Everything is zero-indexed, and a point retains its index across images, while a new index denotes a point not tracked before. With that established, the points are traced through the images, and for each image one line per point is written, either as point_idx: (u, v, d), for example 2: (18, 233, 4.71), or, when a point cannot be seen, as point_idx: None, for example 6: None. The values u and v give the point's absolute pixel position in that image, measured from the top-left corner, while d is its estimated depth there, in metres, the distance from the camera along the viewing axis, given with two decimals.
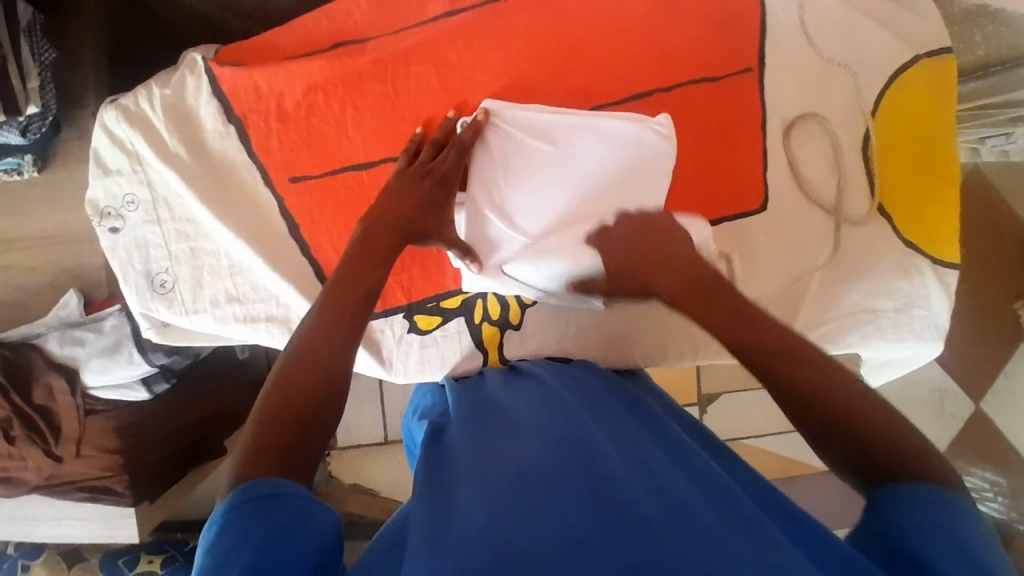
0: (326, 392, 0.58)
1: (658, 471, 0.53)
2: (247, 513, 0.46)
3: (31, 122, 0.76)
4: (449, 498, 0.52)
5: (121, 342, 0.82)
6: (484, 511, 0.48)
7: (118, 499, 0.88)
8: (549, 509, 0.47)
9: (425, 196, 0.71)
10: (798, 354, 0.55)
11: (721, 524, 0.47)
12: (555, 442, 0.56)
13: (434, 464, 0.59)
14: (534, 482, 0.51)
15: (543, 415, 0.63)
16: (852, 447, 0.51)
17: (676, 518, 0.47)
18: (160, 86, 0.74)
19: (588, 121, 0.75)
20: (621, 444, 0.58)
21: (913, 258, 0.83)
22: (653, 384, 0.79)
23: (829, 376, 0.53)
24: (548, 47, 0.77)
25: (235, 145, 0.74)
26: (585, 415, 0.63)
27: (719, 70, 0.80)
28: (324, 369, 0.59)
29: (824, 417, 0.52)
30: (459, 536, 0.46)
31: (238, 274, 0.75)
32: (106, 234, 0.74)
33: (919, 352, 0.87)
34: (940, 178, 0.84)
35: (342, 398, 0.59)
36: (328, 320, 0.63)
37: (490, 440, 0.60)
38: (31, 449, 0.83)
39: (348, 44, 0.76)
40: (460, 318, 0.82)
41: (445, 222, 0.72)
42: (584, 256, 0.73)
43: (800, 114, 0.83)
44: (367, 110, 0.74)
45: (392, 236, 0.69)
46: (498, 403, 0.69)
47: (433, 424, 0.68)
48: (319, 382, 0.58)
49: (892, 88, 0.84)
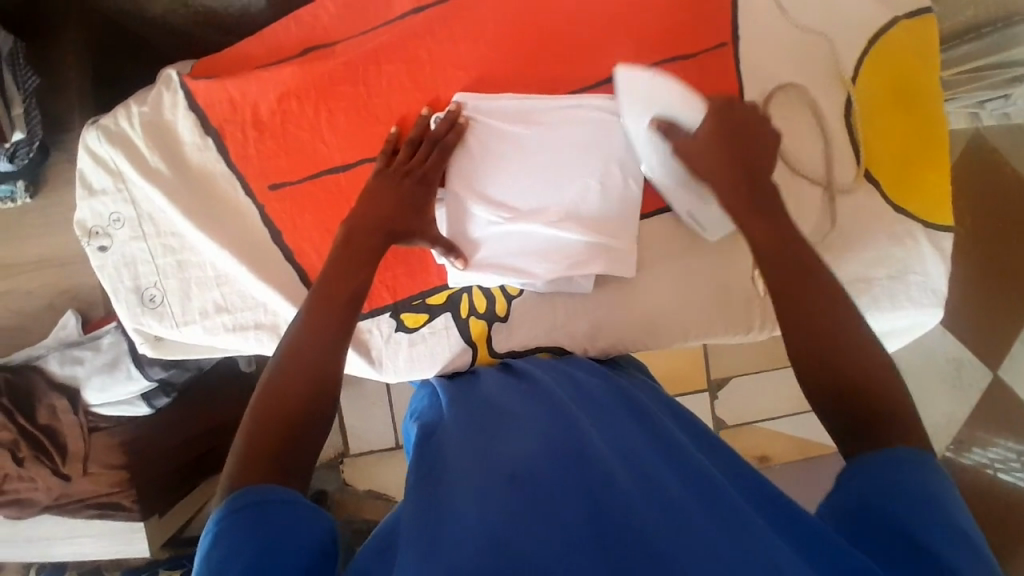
0: (313, 397, 0.58)
1: (649, 467, 0.53)
2: (241, 519, 0.47)
3: (19, 148, 0.78)
4: (443, 496, 0.52)
5: (119, 359, 0.84)
6: (480, 512, 0.48)
7: (128, 514, 0.90)
8: (544, 511, 0.48)
9: (417, 193, 0.72)
10: (817, 329, 0.59)
11: (709, 518, 0.48)
12: (548, 440, 0.57)
13: (426, 461, 0.59)
14: (529, 481, 0.51)
15: (535, 414, 0.63)
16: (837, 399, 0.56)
17: (664, 513, 0.48)
18: (138, 104, 0.75)
19: (556, 105, 0.75)
20: (613, 441, 0.57)
21: (904, 224, 0.82)
22: (642, 371, 0.79)
23: (841, 351, 0.57)
24: (516, 38, 0.77)
25: (213, 156, 0.75)
26: (577, 411, 0.63)
27: (690, 47, 0.79)
28: (314, 374, 0.60)
29: (823, 369, 0.58)
30: (454, 538, 0.46)
31: (224, 284, 0.77)
32: (95, 253, 0.76)
33: (920, 320, 0.85)
34: (926, 141, 0.82)
35: (331, 402, 0.60)
36: (318, 325, 0.63)
37: (483, 439, 0.60)
38: (39, 468, 0.85)
39: (317, 49, 0.76)
40: (447, 314, 0.82)
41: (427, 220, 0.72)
42: (694, 102, 0.70)
43: (779, 85, 0.81)
44: (340, 113, 0.75)
45: (375, 236, 0.69)
46: (490, 402, 0.69)
47: (425, 425, 0.68)
48: (314, 387, 0.59)
49: (870, 53, 0.82)
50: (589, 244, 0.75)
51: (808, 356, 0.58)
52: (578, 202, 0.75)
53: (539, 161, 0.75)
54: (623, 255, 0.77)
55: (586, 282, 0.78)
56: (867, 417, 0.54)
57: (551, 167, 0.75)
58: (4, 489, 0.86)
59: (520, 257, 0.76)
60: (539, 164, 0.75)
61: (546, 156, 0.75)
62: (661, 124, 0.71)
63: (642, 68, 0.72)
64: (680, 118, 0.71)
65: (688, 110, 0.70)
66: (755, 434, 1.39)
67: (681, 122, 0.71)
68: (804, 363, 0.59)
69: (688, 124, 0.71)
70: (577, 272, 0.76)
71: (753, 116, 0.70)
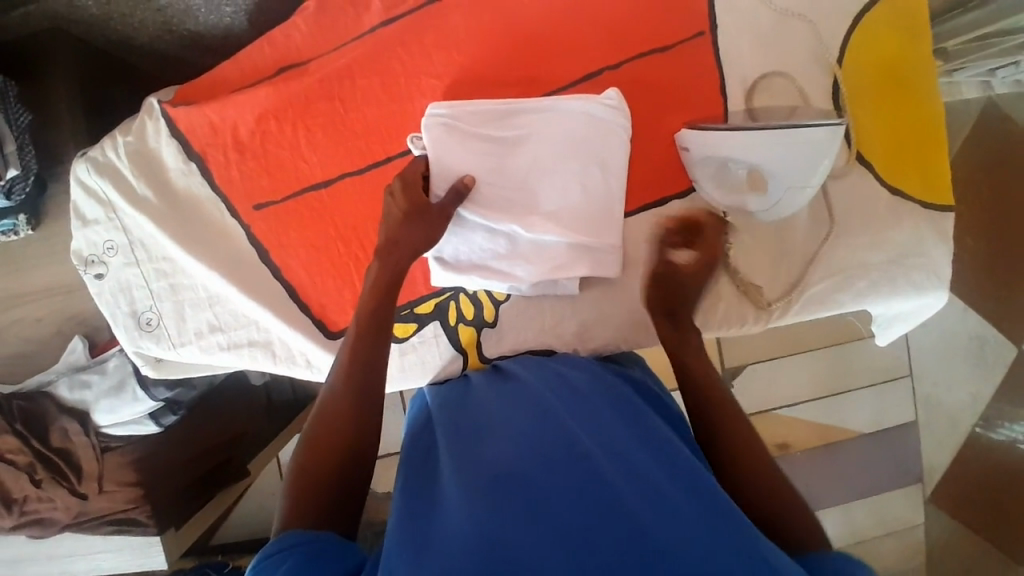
0: (344, 439, 0.60)
1: (634, 458, 0.54)
2: (273, 560, 0.50)
3: (15, 184, 0.82)
4: (430, 508, 0.53)
5: (125, 381, 0.88)
6: (468, 515, 0.49)
7: (144, 529, 0.92)
8: (532, 513, 0.48)
9: (405, 210, 0.69)
10: (721, 406, 0.64)
11: (700, 514, 0.48)
12: (534, 434, 0.57)
13: (415, 474, 0.59)
14: (516, 479, 0.52)
15: (521, 409, 0.63)
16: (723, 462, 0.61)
17: (657, 511, 0.48)
18: (122, 134, 0.77)
19: (526, 108, 0.74)
20: (598, 429, 0.58)
21: (901, 206, 0.79)
22: (639, 366, 0.78)
23: (737, 417, 0.64)
24: (487, 43, 0.76)
25: (198, 180, 0.77)
26: (563, 405, 0.63)
27: (665, 40, 0.78)
28: (354, 416, 0.62)
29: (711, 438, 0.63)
30: (445, 543, 0.47)
31: (217, 304, 0.78)
32: (92, 280, 0.78)
33: (924, 303, 0.83)
34: (918, 120, 0.80)
35: (361, 438, 0.61)
36: (359, 351, 0.65)
37: (470, 439, 0.60)
38: (58, 489, 0.89)
39: (292, 68, 0.77)
40: (435, 322, 0.81)
41: (423, 224, 0.69)
42: (764, 205, 0.74)
43: (761, 74, 0.79)
44: (319, 130, 0.76)
45: (386, 265, 0.69)
46: (478, 402, 0.69)
47: (413, 430, 0.68)
48: (354, 421, 0.61)
49: (858, 30, 0.79)
50: (574, 247, 0.75)
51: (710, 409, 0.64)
52: (575, 213, 0.75)
53: (533, 176, 0.74)
54: (607, 253, 0.76)
55: (571, 284, 0.78)
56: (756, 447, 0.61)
57: (554, 181, 0.74)
58: (26, 510, 0.90)
59: (504, 260, 0.75)
60: (533, 177, 0.74)
61: (550, 170, 0.74)
62: (755, 179, 0.73)
63: (793, 137, 0.68)
64: (758, 198, 0.74)
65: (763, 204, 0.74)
66: (771, 421, 1.38)
67: (757, 200, 0.74)
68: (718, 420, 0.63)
69: (756, 206, 0.74)
70: (560, 275, 0.75)
71: (802, 133, 0.68)
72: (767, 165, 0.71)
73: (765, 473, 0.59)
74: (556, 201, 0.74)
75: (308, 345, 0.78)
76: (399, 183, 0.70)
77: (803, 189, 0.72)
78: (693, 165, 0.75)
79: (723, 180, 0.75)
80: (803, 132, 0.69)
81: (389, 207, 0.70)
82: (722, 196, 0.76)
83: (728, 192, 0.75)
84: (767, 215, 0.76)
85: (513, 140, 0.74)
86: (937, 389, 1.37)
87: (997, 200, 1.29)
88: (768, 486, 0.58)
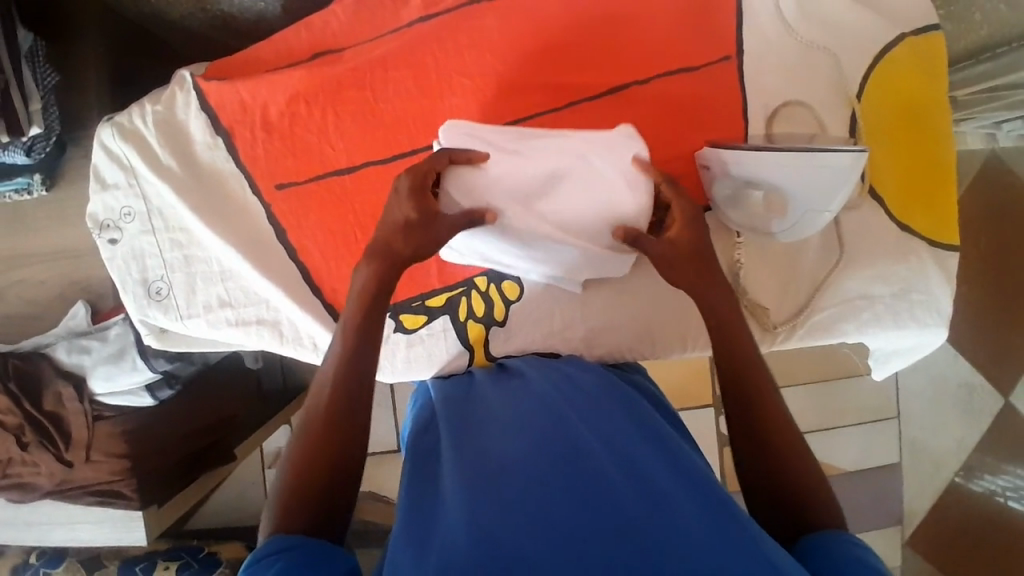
0: (327, 447, 0.60)
1: (641, 459, 0.54)
2: (261, 565, 0.50)
3: (35, 142, 0.83)
4: (431, 503, 0.53)
5: (124, 350, 0.87)
6: (472, 511, 0.49)
7: (127, 503, 0.90)
8: (533, 513, 0.48)
9: (409, 217, 0.65)
10: (760, 398, 0.65)
11: (702, 515, 0.49)
12: (540, 433, 0.57)
13: (421, 467, 0.59)
14: (521, 478, 0.52)
15: (527, 408, 0.63)
16: (760, 451, 0.63)
17: (657, 512, 0.48)
18: (152, 103, 0.78)
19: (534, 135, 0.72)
20: (604, 429, 0.58)
21: (909, 242, 0.81)
22: (643, 376, 0.79)
23: (776, 407, 0.65)
24: (520, 47, 0.78)
25: (222, 155, 0.77)
26: (567, 405, 0.63)
27: (693, 61, 0.80)
28: (334, 423, 0.61)
29: (752, 426, 0.64)
30: (448, 537, 0.47)
31: (229, 280, 0.78)
32: (106, 245, 0.78)
33: (925, 339, 0.84)
34: (929, 160, 0.82)
35: (343, 444, 0.60)
36: (350, 342, 0.64)
37: (476, 435, 0.60)
38: (43, 454, 0.88)
39: (326, 54, 0.78)
40: (445, 317, 0.82)
41: (423, 238, 0.65)
42: (785, 226, 0.75)
43: (783, 102, 0.81)
44: (347, 117, 0.77)
45: (379, 275, 0.66)
46: (486, 398, 0.69)
47: (424, 417, 0.69)
48: (339, 420, 0.61)
49: (878, 68, 0.82)
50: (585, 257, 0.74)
51: (750, 397, 0.65)
52: (587, 229, 0.71)
53: (547, 192, 0.70)
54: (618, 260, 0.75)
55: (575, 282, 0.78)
56: (790, 441, 0.63)
57: (569, 197, 0.70)
58: (8, 472, 0.90)
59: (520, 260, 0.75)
60: (545, 193, 0.70)
61: (565, 187, 0.70)
62: (778, 203, 0.73)
63: (813, 156, 0.70)
64: (779, 222, 0.75)
65: (784, 225, 0.75)
66: None
67: (779, 222, 0.75)
68: (753, 409, 0.65)
69: (778, 227, 0.75)
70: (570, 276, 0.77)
71: (820, 158, 0.70)
72: (790, 187, 0.72)
73: (779, 472, 0.62)
74: (569, 218, 0.70)
75: (316, 328, 0.77)
76: (405, 182, 0.65)
77: (819, 210, 0.74)
78: (714, 183, 0.76)
79: (743, 204, 0.75)
80: (822, 156, 0.70)
81: (391, 207, 0.66)
82: (743, 216, 0.76)
83: (754, 215, 0.75)
84: (785, 236, 0.77)
85: (521, 155, 0.70)
86: (923, 433, 1.40)
87: (996, 250, 1.31)
88: (785, 483, 0.61)
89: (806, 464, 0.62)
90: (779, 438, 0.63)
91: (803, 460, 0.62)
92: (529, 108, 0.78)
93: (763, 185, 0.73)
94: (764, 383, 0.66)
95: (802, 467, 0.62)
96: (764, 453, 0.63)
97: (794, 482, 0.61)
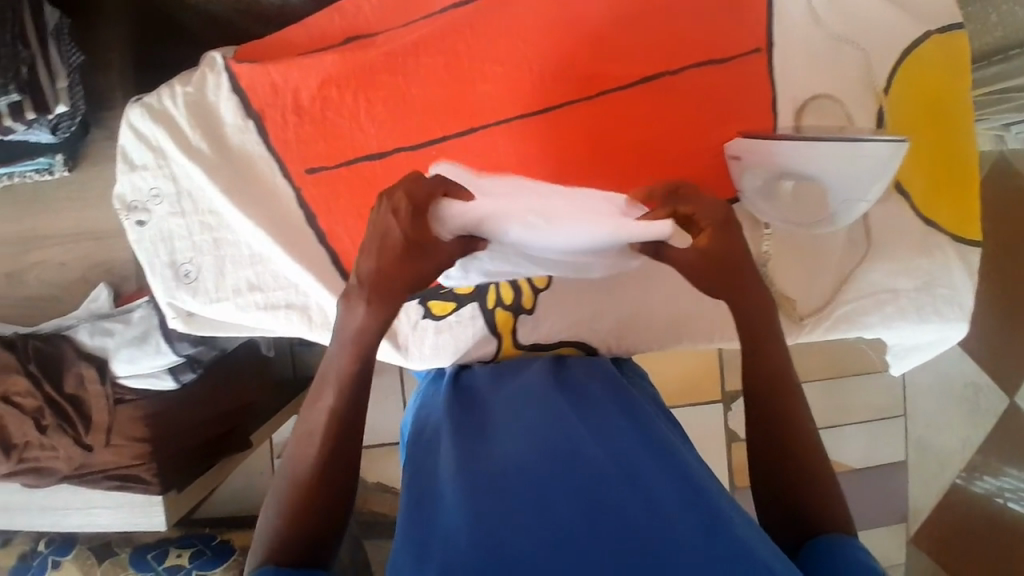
0: (319, 475, 0.59)
1: (637, 460, 0.53)
2: None
3: (60, 121, 0.83)
4: (432, 505, 0.52)
5: (148, 333, 0.86)
6: (469, 513, 0.48)
7: (147, 488, 0.91)
8: (527, 514, 0.47)
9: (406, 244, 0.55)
10: (784, 405, 0.66)
11: (694, 518, 0.47)
12: (537, 433, 0.56)
13: (422, 468, 0.59)
14: (518, 481, 0.51)
15: (526, 407, 0.62)
16: (773, 448, 0.64)
17: (652, 513, 0.47)
18: (182, 84, 0.77)
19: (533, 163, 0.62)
20: (601, 430, 0.57)
21: (934, 237, 0.82)
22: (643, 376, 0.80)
23: (799, 413, 0.66)
24: (552, 35, 0.78)
25: (253, 138, 0.77)
26: (568, 404, 0.62)
27: (724, 53, 0.80)
28: (328, 450, 0.60)
29: (769, 423, 0.65)
30: (446, 539, 0.47)
31: (258, 263, 0.78)
32: (133, 227, 0.78)
33: (945, 335, 0.85)
34: (952, 156, 0.83)
35: (339, 465, 0.60)
36: (340, 368, 0.61)
37: (478, 434, 0.60)
38: (61, 437, 0.88)
39: (359, 39, 0.78)
40: (474, 304, 0.81)
41: (414, 272, 0.57)
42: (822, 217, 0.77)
43: (812, 95, 0.82)
44: (378, 103, 0.77)
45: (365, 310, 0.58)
46: (494, 396, 0.68)
47: (430, 415, 0.68)
48: (331, 450, 0.60)
49: (903, 64, 0.82)
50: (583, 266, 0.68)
51: (773, 398, 0.66)
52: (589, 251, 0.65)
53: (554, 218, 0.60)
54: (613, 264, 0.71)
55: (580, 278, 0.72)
56: (806, 446, 0.65)
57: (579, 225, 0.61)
58: (24, 457, 0.89)
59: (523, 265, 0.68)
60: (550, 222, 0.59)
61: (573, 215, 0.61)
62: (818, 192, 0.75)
63: (846, 146, 0.70)
64: (814, 214, 0.77)
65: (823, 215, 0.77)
66: None
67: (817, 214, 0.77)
68: (775, 408, 0.66)
69: (815, 216, 0.77)
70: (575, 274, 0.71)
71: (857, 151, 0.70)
72: (830, 177, 0.73)
73: (790, 474, 0.63)
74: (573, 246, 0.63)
75: None
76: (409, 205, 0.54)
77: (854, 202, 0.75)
78: (744, 174, 0.76)
79: (779, 195, 0.77)
80: (864, 146, 0.70)
81: (383, 232, 0.55)
82: (781, 207, 0.78)
83: (787, 206, 0.78)
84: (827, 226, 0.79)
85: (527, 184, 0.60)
86: (929, 432, 1.42)
87: (1004, 252, 1.32)
88: (793, 486, 0.63)
89: (817, 470, 0.63)
90: (794, 442, 0.65)
91: (815, 464, 0.64)
92: (563, 96, 0.78)
93: (797, 177, 0.74)
94: (791, 388, 0.67)
95: (813, 471, 0.63)
96: (774, 453, 0.64)
97: (803, 487, 0.62)
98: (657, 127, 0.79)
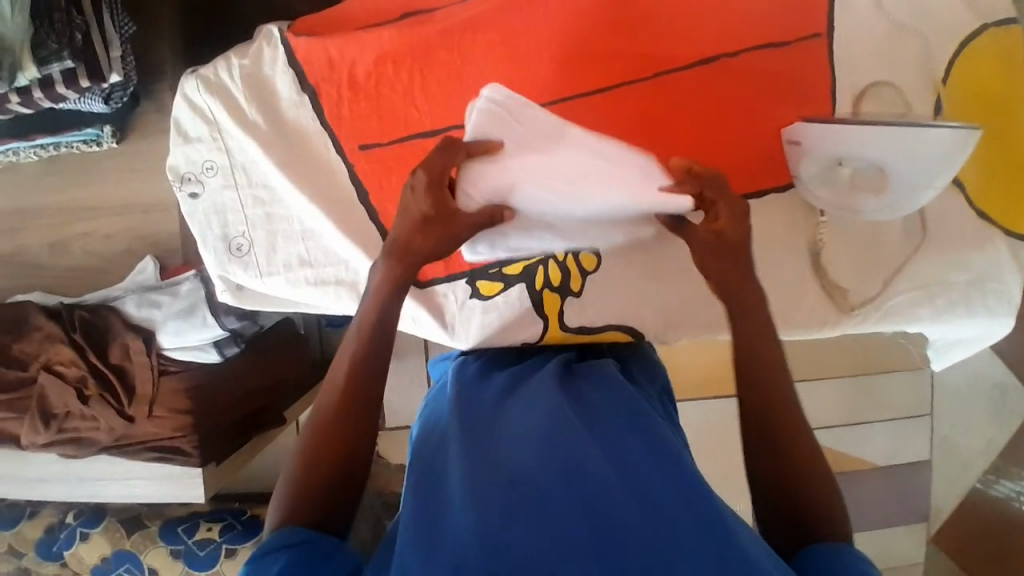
0: (339, 441, 0.59)
1: (645, 469, 0.52)
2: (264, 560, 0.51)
3: (113, 91, 0.83)
4: (442, 502, 0.51)
5: (196, 306, 0.88)
6: (479, 521, 0.47)
7: (186, 460, 0.92)
8: (536, 526, 0.47)
9: (426, 213, 0.58)
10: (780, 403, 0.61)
11: (701, 536, 0.48)
12: (547, 433, 0.54)
13: (428, 458, 0.57)
14: (526, 487, 0.50)
15: (536, 401, 0.60)
16: (770, 450, 0.60)
17: (655, 529, 0.47)
18: (238, 57, 0.77)
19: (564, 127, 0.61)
20: (610, 433, 0.56)
21: (988, 231, 0.81)
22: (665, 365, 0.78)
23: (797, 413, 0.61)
24: (611, 13, 0.76)
25: (307, 113, 0.77)
26: (572, 398, 0.60)
27: (785, 36, 0.78)
28: (352, 417, 0.59)
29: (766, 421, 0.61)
30: (455, 546, 0.46)
31: (309, 239, 0.79)
32: (187, 199, 0.81)
33: (991, 330, 0.85)
34: (1013, 150, 0.81)
35: (365, 432, 0.60)
36: (366, 334, 0.61)
37: (488, 428, 0.58)
38: (104, 408, 0.89)
39: (417, 14, 0.77)
40: (521, 285, 0.81)
41: (435, 237, 0.59)
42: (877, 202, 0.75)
43: (872, 82, 0.80)
44: (433, 80, 0.76)
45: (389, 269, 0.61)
46: (503, 384, 0.66)
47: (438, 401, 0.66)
48: (351, 418, 0.59)
49: (961, 56, 0.81)
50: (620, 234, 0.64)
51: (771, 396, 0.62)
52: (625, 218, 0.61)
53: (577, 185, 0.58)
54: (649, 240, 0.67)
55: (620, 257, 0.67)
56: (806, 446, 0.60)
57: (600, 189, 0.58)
58: (64, 427, 0.90)
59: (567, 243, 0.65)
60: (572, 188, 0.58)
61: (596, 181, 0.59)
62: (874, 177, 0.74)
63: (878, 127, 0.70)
64: (865, 202, 0.75)
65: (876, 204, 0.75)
66: None
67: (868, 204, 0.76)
68: (768, 407, 0.61)
69: (872, 204, 0.75)
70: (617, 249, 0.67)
71: (908, 135, 0.69)
72: (889, 163, 0.71)
73: (787, 475, 0.59)
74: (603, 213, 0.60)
75: None
76: (424, 178, 0.57)
77: (909, 190, 0.73)
78: (802, 158, 0.75)
79: (833, 180, 0.76)
80: (926, 133, 0.68)
81: (406, 203, 0.59)
82: (841, 194, 0.76)
83: (842, 196, 0.76)
84: (883, 213, 0.76)
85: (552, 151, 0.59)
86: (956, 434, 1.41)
87: None
88: (792, 487, 0.59)
89: (818, 472, 0.59)
90: (793, 443, 0.60)
91: (813, 466, 0.59)
92: (621, 77, 0.77)
93: (846, 160, 0.73)
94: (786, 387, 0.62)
95: (814, 474, 0.59)
96: (770, 455, 0.60)
97: (799, 490, 0.58)
98: (712, 111, 0.78)
